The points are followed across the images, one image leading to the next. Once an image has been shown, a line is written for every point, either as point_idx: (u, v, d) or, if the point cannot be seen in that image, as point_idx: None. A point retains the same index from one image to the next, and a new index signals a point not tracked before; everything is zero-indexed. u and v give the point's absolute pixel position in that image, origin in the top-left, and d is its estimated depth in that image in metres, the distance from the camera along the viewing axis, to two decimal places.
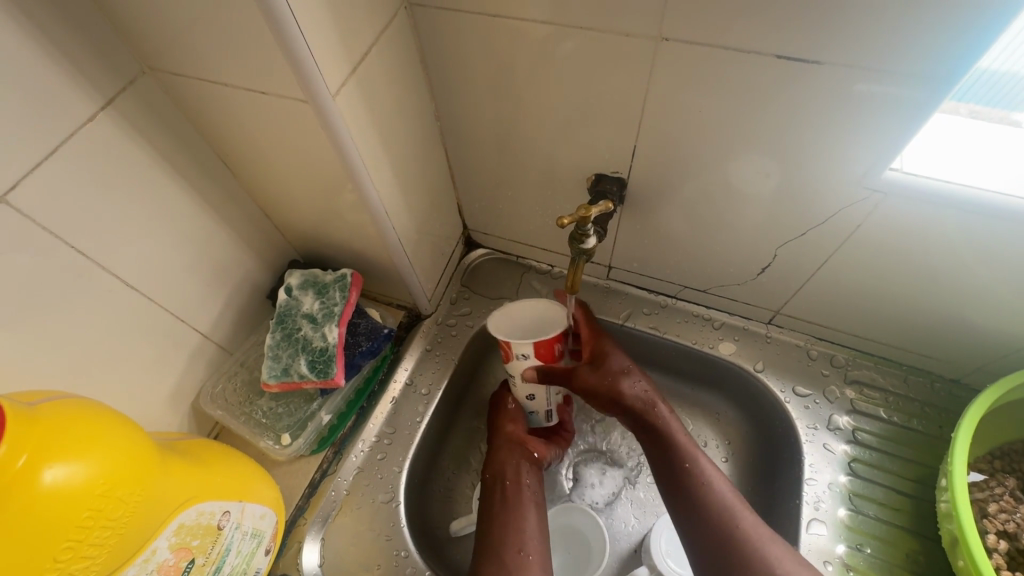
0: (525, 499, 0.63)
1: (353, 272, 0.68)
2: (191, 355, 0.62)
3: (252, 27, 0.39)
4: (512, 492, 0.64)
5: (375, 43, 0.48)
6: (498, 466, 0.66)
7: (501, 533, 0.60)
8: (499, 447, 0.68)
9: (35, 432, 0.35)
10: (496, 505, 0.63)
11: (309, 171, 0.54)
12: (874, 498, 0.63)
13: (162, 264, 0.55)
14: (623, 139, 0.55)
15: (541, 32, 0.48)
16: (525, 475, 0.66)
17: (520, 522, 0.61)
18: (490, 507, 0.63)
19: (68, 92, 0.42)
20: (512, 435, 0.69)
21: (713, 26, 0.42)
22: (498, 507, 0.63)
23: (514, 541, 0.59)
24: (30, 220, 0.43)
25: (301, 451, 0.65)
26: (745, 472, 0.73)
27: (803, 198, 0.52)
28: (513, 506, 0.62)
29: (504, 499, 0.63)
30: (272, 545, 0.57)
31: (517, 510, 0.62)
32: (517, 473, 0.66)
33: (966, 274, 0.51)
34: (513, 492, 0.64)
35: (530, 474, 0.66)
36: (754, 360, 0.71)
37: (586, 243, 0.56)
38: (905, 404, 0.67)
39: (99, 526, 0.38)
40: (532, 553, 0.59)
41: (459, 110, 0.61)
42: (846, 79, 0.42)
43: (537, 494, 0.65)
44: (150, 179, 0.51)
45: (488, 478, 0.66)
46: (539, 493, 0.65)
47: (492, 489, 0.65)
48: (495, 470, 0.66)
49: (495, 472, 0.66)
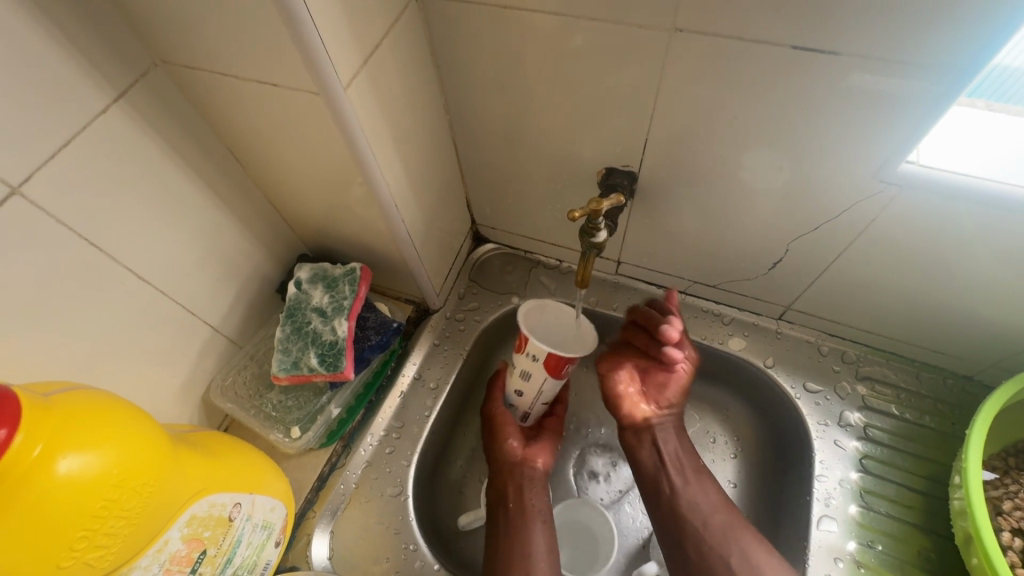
0: (531, 520, 0.63)
1: (362, 266, 0.68)
2: (202, 348, 0.62)
3: (264, 20, 0.39)
4: (519, 515, 0.63)
5: (386, 35, 0.47)
6: (501, 488, 0.66)
7: (507, 550, 0.60)
8: (499, 465, 0.67)
9: (50, 422, 0.35)
10: (500, 525, 0.63)
11: (319, 164, 0.54)
12: (885, 495, 0.63)
13: (174, 256, 0.55)
14: (634, 133, 0.54)
15: (552, 23, 0.47)
16: (531, 496, 0.65)
17: (528, 543, 0.61)
18: (497, 526, 0.63)
19: (80, 84, 0.42)
20: (509, 455, 0.67)
21: (727, 17, 0.41)
22: (503, 530, 0.62)
23: (523, 556, 0.59)
24: (44, 213, 0.43)
25: (310, 444, 0.66)
26: (754, 468, 0.73)
27: (817, 192, 0.52)
28: (519, 528, 0.62)
29: (509, 518, 0.63)
30: (283, 538, 0.58)
31: (522, 532, 0.62)
32: (519, 494, 0.65)
33: (982, 269, 0.51)
34: (517, 513, 0.63)
35: (535, 496, 0.65)
36: (764, 355, 0.71)
37: (597, 237, 0.56)
38: (918, 401, 0.66)
39: (113, 515, 0.38)
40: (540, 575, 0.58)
41: (469, 102, 0.60)
42: (861, 71, 0.41)
43: (544, 515, 0.64)
44: (161, 172, 0.51)
45: (494, 501, 0.66)
46: (546, 511, 0.64)
47: (497, 511, 0.65)
48: (499, 492, 0.66)
49: (499, 495, 0.66)
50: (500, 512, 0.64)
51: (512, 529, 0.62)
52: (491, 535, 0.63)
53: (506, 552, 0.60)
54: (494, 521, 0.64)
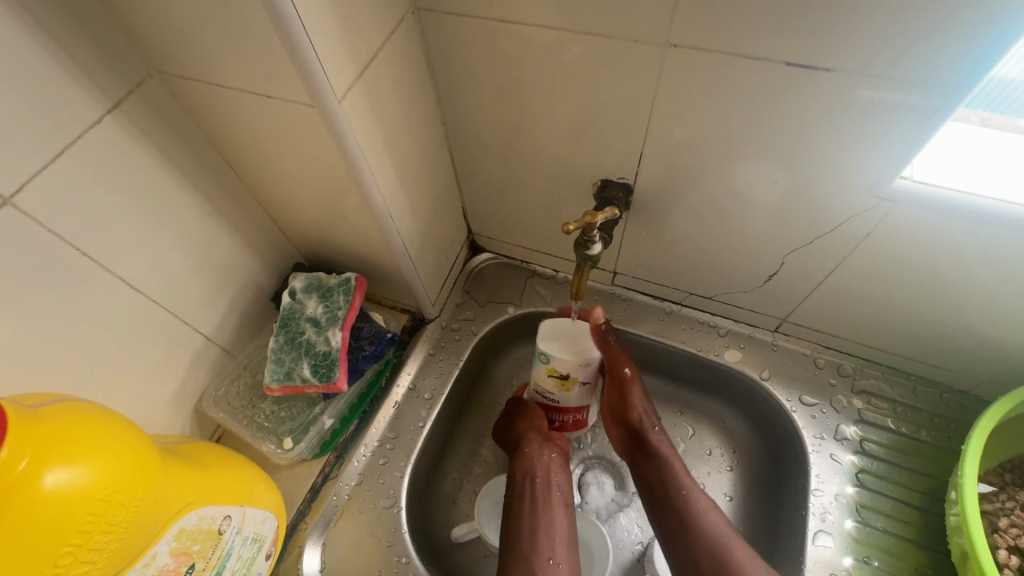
0: (555, 502, 0.63)
1: (357, 276, 0.68)
2: (195, 357, 0.62)
3: (261, 32, 0.39)
4: (540, 494, 0.63)
5: (382, 46, 0.48)
6: (530, 463, 0.66)
7: (532, 529, 0.60)
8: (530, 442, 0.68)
9: (36, 435, 0.35)
10: (524, 503, 0.62)
11: (314, 175, 0.54)
12: (882, 510, 0.62)
13: (167, 267, 0.55)
14: (630, 145, 0.55)
15: (547, 37, 0.47)
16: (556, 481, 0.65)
17: (554, 522, 0.61)
18: (519, 504, 0.62)
19: (75, 94, 0.42)
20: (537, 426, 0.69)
21: (720, 32, 0.41)
22: (528, 505, 0.62)
23: (548, 538, 0.59)
24: (36, 222, 0.43)
25: (303, 454, 0.65)
26: (751, 481, 0.72)
27: (811, 205, 0.52)
28: (543, 508, 0.62)
29: (534, 496, 0.63)
30: (273, 551, 0.57)
31: (547, 514, 0.62)
32: (547, 471, 0.65)
33: (974, 282, 0.51)
34: (545, 490, 0.64)
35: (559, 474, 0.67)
36: (760, 367, 0.71)
37: (592, 249, 0.55)
38: (914, 414, 0.66)
39: (99, 531, 0.37)
40: (560, 560, 0.58)
41: (465, 114, 0.61)
42: (852, 87, 0.41)
43: (565, 496, 0.65)
44: (155, 181, 0.51)
45: (520, 472, 0.65)
46: (567, 494, 0.65)
47: (522, 485, 0.64)
48: (527, 466, 0.65)
49: (525, 470, 0.65)
50: (527, 489, 0.64)
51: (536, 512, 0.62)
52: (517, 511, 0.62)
53: (523, 531, 0.60)
54: (519, 495, 0.63)
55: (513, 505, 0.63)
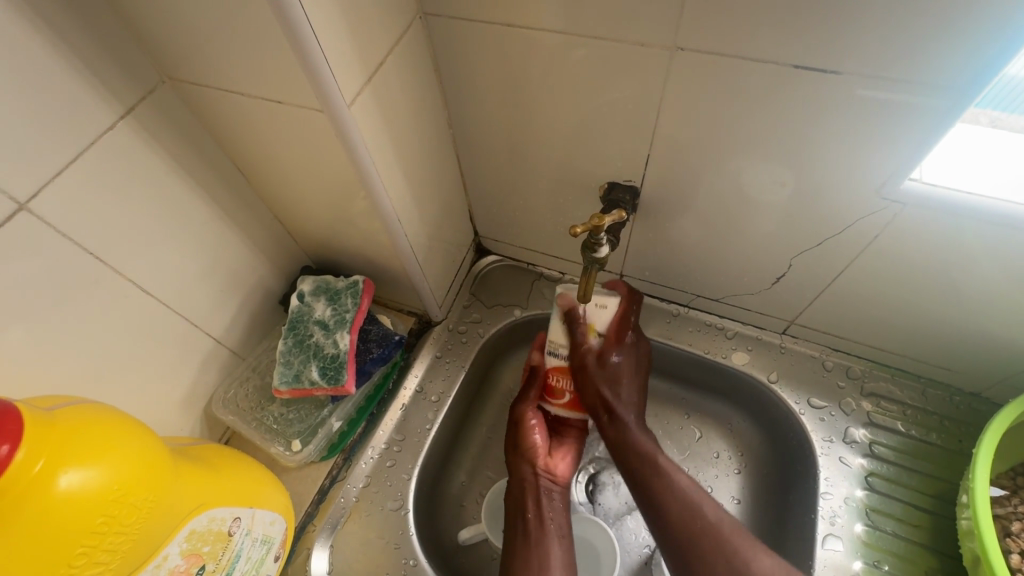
0: (548, 535, 0.61)
1: (365, 279, 0.68)
2: (204, 360, 0.63)
3: (272, 39, 0.39)
4: (532, 528, 0.61)
5: (390, 52, 0.48)
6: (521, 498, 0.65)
7: (525, 562, 0.58)
8: (518, 477, 0.66)
9: (51, 438, 0.35)
10: (517, 538, 0.61)
11: (322, 179, 0.54)
12: (892, 514, 0.62)
13: (179, 270, 0.55)
14: (637, 147, 0.55)
15: (555, 40, 0.48)
16: (548, 507, 0.64)
17: (546, 557, 0.59)
18: (512, 541, 0.61)
19: (89, 101, 0.43)
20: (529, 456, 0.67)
21: (727, 35, 0.42)
22: (520, 541, 0.61)
23: (543, 569, 0.58)
24: (51, 227, 0.43)
25: (311, 457, 0.66)
26: (759, 484, 0.72)
27: (818, 206, 0.52)
28: (536, 542, 0.60)
29: (526, 530, 0.61)
30: (282, 552, 0.57)
31: (541, 544, 0.60)
32: (537, 504, 0.64)
33: (985, 284, 0.50)
34: (536, 523, 0.62)
35: (553, 507, 0.64)
36: (767, 370, 0.70)
37: (599, 251, 0.55)
38: (924, 417, 0.65)
39: (112, 532, 0.38)
40: None
41: (472, 118, 0.61)
42: (861, 89, 0.41)
43: (561, 528, 0.62)
44: (167, 185, 0.51)
45: (512, 510, 0.64)
46: (564, 526, 0.63)
47: (515, 522, 0.63)
48: (517, 503, 0.64)
49: (517, 504, 0.64)
50: (519, 523, 0.62)
51: (529, 544, 0.60)
52: (508, 548, 0.61)
53: (518, 565, 0.59)
54: (513, 534, 0.62)
55: (508, 541, 0.62)
